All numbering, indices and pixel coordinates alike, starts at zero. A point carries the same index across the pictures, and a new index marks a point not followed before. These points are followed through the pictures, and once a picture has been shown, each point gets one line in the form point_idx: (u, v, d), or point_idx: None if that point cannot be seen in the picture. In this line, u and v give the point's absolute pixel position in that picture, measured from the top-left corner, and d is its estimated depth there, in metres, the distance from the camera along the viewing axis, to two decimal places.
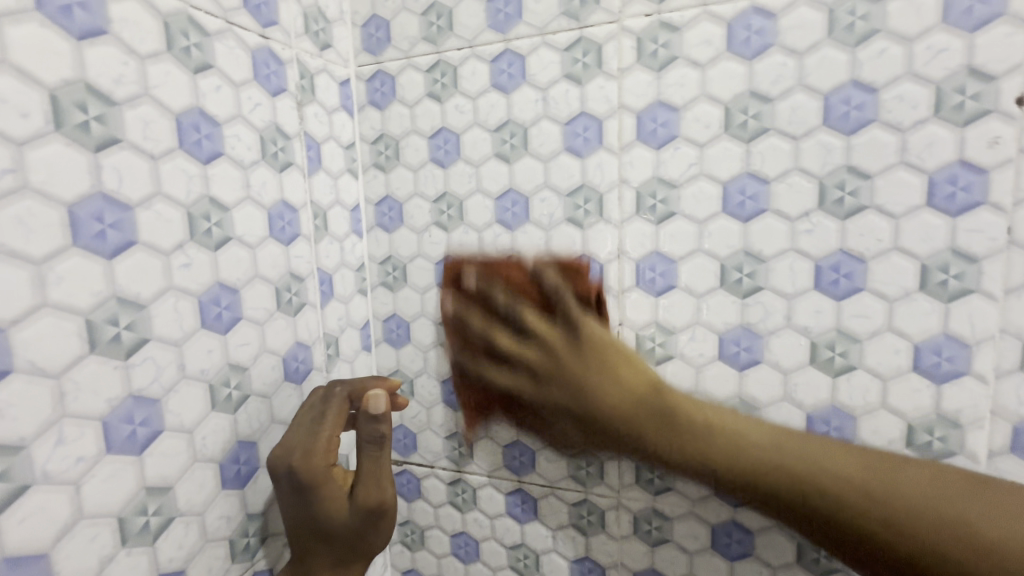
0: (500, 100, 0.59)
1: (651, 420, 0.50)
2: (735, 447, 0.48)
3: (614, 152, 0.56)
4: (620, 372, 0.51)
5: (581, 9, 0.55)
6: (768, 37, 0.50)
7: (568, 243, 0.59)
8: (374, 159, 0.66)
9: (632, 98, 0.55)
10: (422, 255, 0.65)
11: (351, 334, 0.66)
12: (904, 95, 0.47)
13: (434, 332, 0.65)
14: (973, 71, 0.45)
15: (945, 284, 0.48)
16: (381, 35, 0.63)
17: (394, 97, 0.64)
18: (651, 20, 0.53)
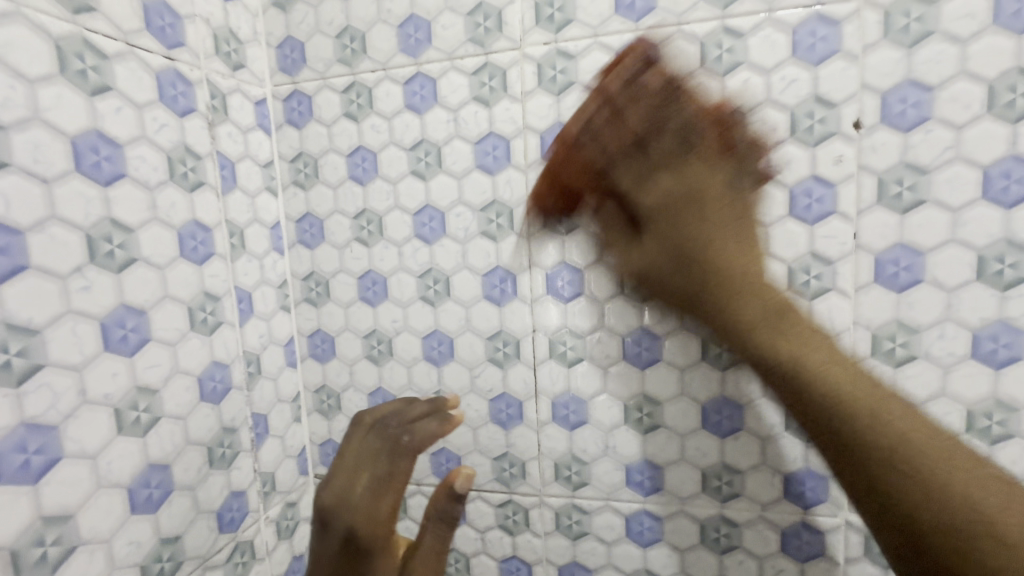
0: (413, 120, 0.65)
1: (729, 286, 0.42)
2: (751, 288, 0.42)
3: (522, 169, 0.62)
4: (764, 288, 0.42)
5: (485, 36, 0.61)
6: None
7: (484, 257, 0.65)
8: (293, 177, 0.70)
9: (535, 120, 0.61)
10: (343, 271, 0.70)
11: (273, 351, 0.70)
12: (767, 121, 0.56)
13: (361, 346, 0.71)
14: (819, 99, 0.54)
15: (807, 284, 0.57)
16: (296, 56, 0.68)
17: (311, 116, 0.68)
18: (550, 49, 0.60)
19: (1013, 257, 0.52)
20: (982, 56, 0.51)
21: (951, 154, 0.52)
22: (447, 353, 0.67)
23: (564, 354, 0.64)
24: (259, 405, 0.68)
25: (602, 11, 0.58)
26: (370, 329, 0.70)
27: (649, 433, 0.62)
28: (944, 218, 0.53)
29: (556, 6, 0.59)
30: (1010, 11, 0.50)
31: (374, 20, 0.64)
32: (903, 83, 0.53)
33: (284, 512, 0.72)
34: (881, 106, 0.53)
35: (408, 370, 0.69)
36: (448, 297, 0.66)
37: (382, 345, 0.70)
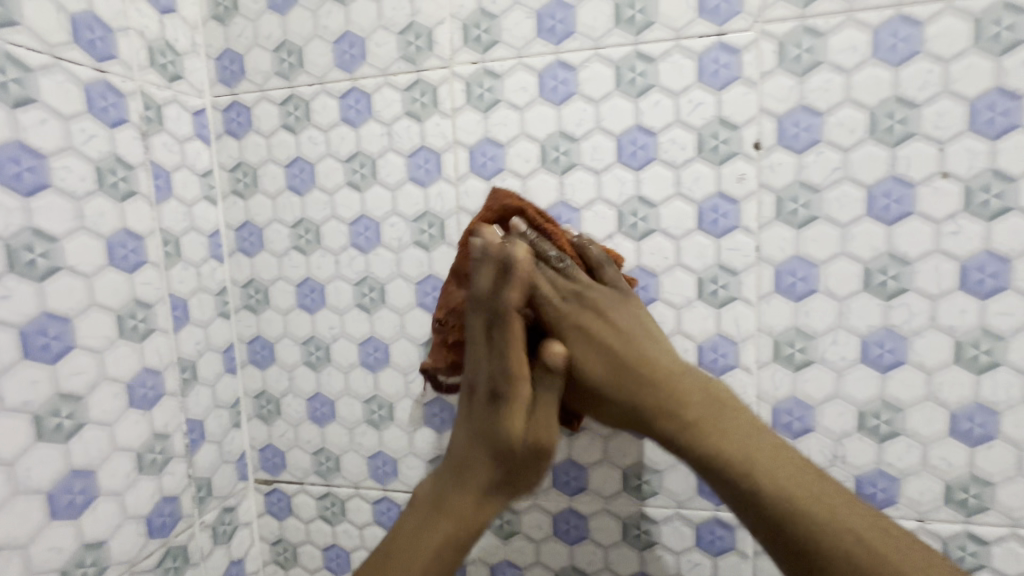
0: (349, 132, 0.74)
1: (644, 397, 0.57)
2: (660, 411, 0.56)
3: (452, 181, 0.72)
4: (686, 403, 0.55)
5: (416, 54, 0.71)
6: (571, 86, 0.68)
7: (417, 267, 0.74)
8: (233, 187, 0.79)
9: (463, 135, 0.71)
10: (282, 277, 0.79)
11: (210, 357, 0.76)
12: (675, 139, 0.67)
13: (298, 353, 0.79)
14: (723, 120, 0.65)
15: (716, 293, 0.68)
16: (235, 68, 0.77)
17: (250, 126, 0.77)
18: (477, 67, 0.70)
19: (894, 270, 0.64)
20: (865, 87, 0.62)
21: (795, 174, 0.65)
22: (383, 357, 0.76)
23: None
24: (195, 411, 0.73)
25: (526, 32, 0.68)
26: (308, 335, 0.79)
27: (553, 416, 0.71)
28: (835, 233, 0.65)
29: (483, 27, 0.69)
30: (888, 45, 0.61)
31: (311, 36, 0.74)
32: (758, 113, 0.65)
33: (222, 516, 0.78)
34: (778, 128, 0.65)
35: (345, 376, 0.78)
36: (382, 303, 0.75)
37: (320, 351, 0.78)
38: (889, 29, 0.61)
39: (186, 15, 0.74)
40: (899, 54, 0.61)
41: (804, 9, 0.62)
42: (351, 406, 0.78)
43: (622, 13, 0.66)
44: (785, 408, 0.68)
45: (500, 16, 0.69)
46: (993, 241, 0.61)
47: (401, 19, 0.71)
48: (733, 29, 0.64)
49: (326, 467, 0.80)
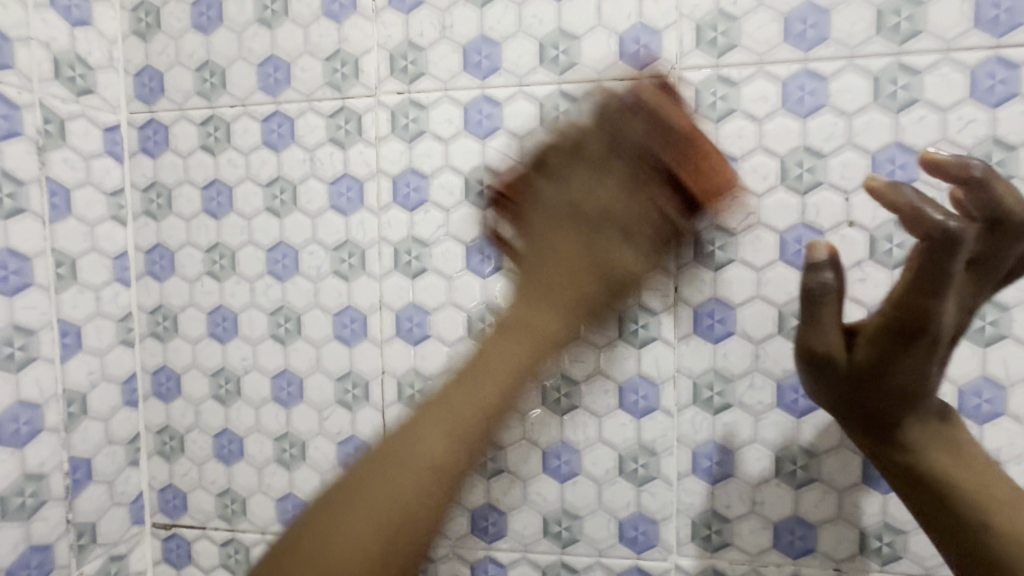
0: (270, 157, 0.55)
1: (977, 475, 0.40)
2: (1007, 497, 0.39)
3: (375, 212, 0.53)
4: (984, 470, 0.40)
5: (343, 81, 0.53)
6: (496, 121, 0.51)
7: (336, 297, 0.54)
8: (144, 207, 0.58)
9: (388, 164, 0.53)
10: (194, 305, 0.58)
11: (107, 390, 0.56)
12: (757, 167, 0.48)
13: (221, 414, 0.58)
14: (807, 148, 0.47)
15: (982, 330, 0.46)
16: (154, 85, 0.57)
17: (167, 146, 0.57)
18: (403, 97, 0.52)
19: None
20: (961, 125, 0.45)
21: (887, 215, 0.46)
22: (297, 395, 0.56)
23: (483, 465, 0.53)
24: (81, 448, 0.53)
25: (605, 54, 0.49)
26: (217, 367, 0.58)
27: (492, 478, 0.53)
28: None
29: (410, 57, 0.52)
30: (984, 85, 0.45)
31: (235, 58, 0.55)
32: (845, 148, 0.47)
33: (106, 566, 0.56)
34: (869, 166, 0.46)
35: (256, 412, 0.57)
36: (298, 335, 0.56)
37: (230, 384, 0.57)
38: (984, 69, 0.44)
39: (102, 29, 0.55)
40: (997, 95, 0.44)
41: (899, 45, 0.45)
42: (262, 443, 0.57)
43: (703, 35, 0.48)
44: (786, 526, 0.50)
45: (427, 48, 0.51)
46: (989, 363, 0.46)
47: (328, 46, 0.53)
48: (818, 58, 0.46)
49: (233, 560, 0.58)
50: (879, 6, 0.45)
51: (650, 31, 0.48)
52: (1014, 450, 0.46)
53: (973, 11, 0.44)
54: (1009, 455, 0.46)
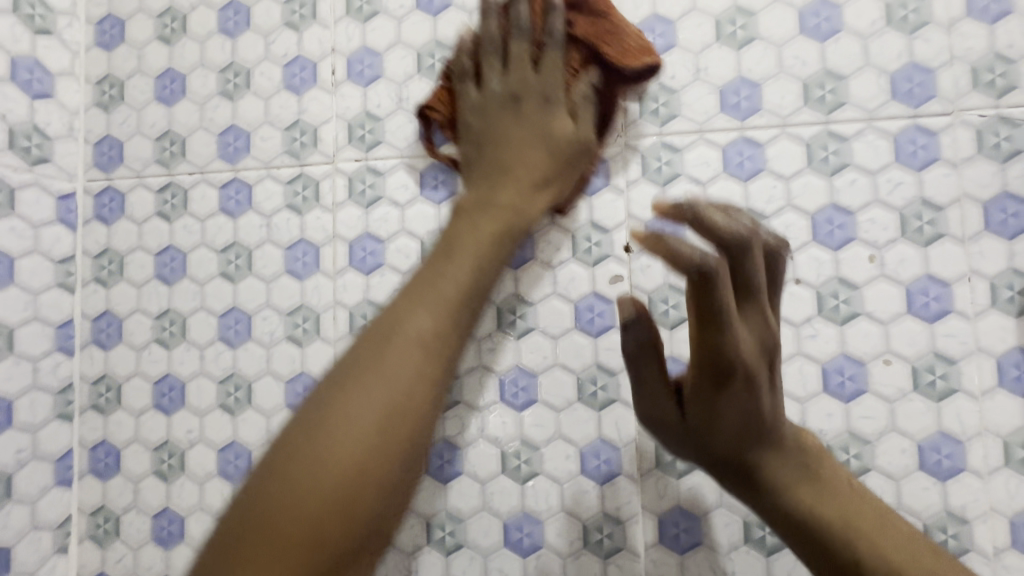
0: (226, 223, 0.55)
1: (842, 510, 0.37)
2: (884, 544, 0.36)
3: (330, 276, 0.53)
4: (854, 512, 0.37)
5: (302, 148, 0.54)
6: (452, 187, 0.52)
7: (288, 363, 0.53)
8: (94, 274, 0.56)
9: (345, 229, 0.53)
10: (139, 374, 0.55)
11: (37, 468, 0.52)
12: None
13: (163, 492, 0.54)
14: (750, 210, 0.49)
15: (933, 384, 0.46)
16: (113, 154, 0.57)
17: (123, 213, 0.57)
18: (360, 164, 0.53)
19: (856, 448, 0.47)
20: (891, 187, 0.48)
21: (831, 273, 0.48)
22: (245, 468, 0.53)
23: (442, 540, 0.50)
24: (1, 535, 0.50)
25: None
26: (161, 440, 0.54)
27: (451, 555, 0.50)
28: (789, 333, 0.48)
29: (367, 126, 0.53)
30: (907, 150, 0.47)
31: (195, 128, 0.56)
32: (785, 209, 0.49)
33: None
34: (810, 226, 0.48)
35: (199, 489, 0.54)
36: (248, 405, 0.53)
37: (173, 459, 0.54)
38: (905, 136, 0.47)
39: (65, 101, 0.56)
40: (920, 159, 0.47)
41: (827, 115, 0.48)
42: (204, 523, 0.53)
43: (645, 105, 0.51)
44: None
45: (384, 118, 0.53)
46: (944, 418, 0.46)
47: (288, 117, 0.55)
48: (754, 126, 0.49)
49: None
50: (805, 80, 0.49)
51: None
52: (979, 507, 0.45)
53: (890, 85, 0.48)
54: (975, 513, 0.45)
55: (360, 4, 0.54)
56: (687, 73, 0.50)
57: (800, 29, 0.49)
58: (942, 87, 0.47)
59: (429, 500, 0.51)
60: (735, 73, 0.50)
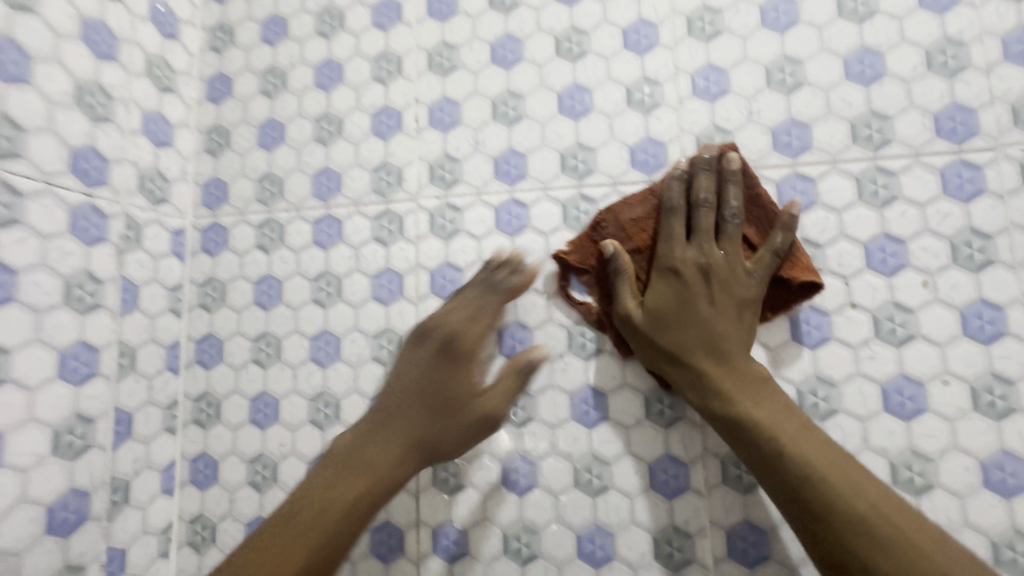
0: (319, 254, 0.61)
1: (776, 416, 0.46)
2: (803, 440, 0.45)
3: (413, 301, 0.58)
4: (786, 417, 0.46)
5: (388, 187, 0.60)
6: (524, 221, 0.57)
7: (374, 383, 0.58)
8: (199, 300, 0.63)
9: (427, 259, 0.58)
10: (238, 391, 0.61)
11: (148, 477, 0.57)
12: None
13: (257, 501, 0.59)
14: (805, 239, 0.53)
15: (993, 404, 0.48)
16: (219, 194, 0.64)
17: (226, 246, 0.63)
18: (440, 201, 0.59)
19: (919, 465, 0.49)
20: (940, 217, 0.51)
21: (886, 297, 0.51)
22: None
23: (518, 551, 0.53)
24: (119, 537, 0.54)
25: (618, 162, 0.57)
26: (256, 452, 0.59)
27: (527, 565, 0.53)
28: (848, 354, 0.51)
29: (447, 167, 0.59)
30: (954, 183, 0.51)
31: (293, 170, 0.63)
32: (839, 239, 0.52)
33: None
34: (863, 254, 0.52)
35: None
36: (336, 421, 0.58)
37: (267, 471, 0.59)
38: (952, 170, 0.51)
39: (180, 148, 0.64)
40: (967, 191, 0.51)
41: (875, 151, 0.52)
42: None
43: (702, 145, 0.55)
44: None
45: (461, 159, 0.59)
46: (1005, 437, 0.48)
47: (375, 159, 0.61)
48: (805, 163, 0.53)
49: None
50: (852, 120, 0.53)
51: (657, 143, 0.56)
52: None
53: (934, 124, 0.52)
54: None
55: (440, 61, 0.61)
56: (741, 116, 0.55)
57: (845, 75, 0.54)
58: (984, 125, 0.51)
59: (505, 512, 0.54)
60: (786, 115, 0.54)
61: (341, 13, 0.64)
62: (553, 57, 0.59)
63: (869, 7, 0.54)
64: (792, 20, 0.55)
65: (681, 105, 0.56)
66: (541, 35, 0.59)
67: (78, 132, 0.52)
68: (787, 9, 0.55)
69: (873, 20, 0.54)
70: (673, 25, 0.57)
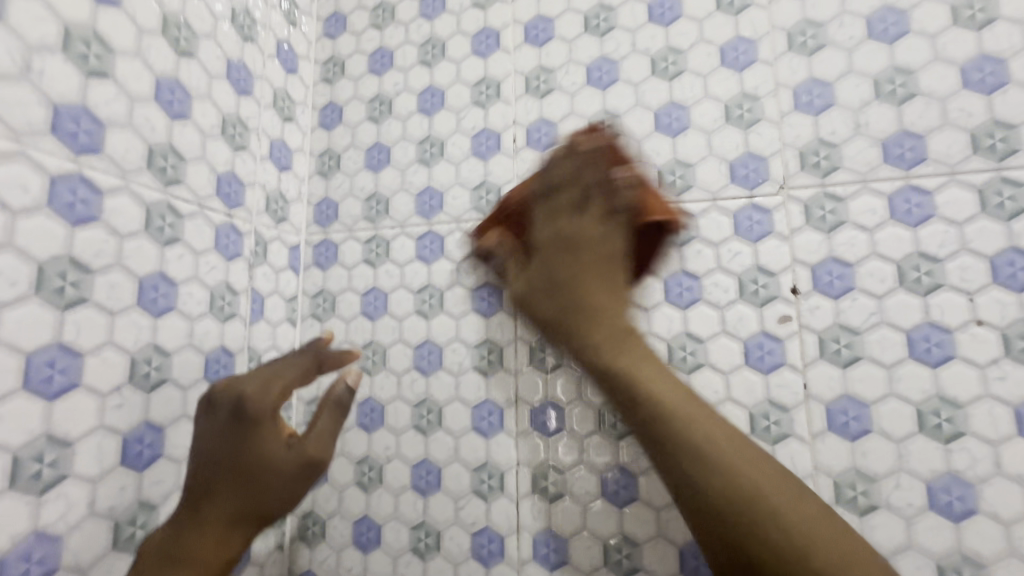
0: (422, 268, 0.65)
1: (665, 377, 0.47)
2: (693, 407, 0.46)
3: (512, 314, 0.61)
4: (657, 377, 0.47)
5: (487, 205, 0.63)
6: None
7: (475, 391, 0.60)
8: (311, 310, 0.68)
9: None
10: None
11: None
12: (874, 272, 0.52)
13: (364, 501, 0.62)
14: (922, 253, 0.51)
15: None
16: (331, 213, 0.70)
17: (336, 261, 0.68)
18: None
19: None
20: None
21: (1016, 314, 0.48)
22: (435, 483, 0.60)
23: (619, 562, 0.54)
24: None
25: (717, 177, 0.57)
26: (363, 454, 0.63)
27: None
28: (973, 374, 0.48)
29: None
30: None
31: (397, 190, 0.67)
32: (960, 253, 0.50)
33: None
34: (989, 268, 0.49)
35: (395, 499, 0.61)
36: (438, 427, 0.61)
37: (373, 472, 0.62)
38: None
39: (297, 171, 0.70)
40: None
41: (999, 162, 0.50)
42: (399, 532, 0.60)
43: (807, 159, 0.55)
44: None
45: None
46: None
47: (475, 178, 0.64)
48: (920, 175, 0.52)
49: None
50: (972, 130, 0.51)
51: (758, 158, 0.56)
52: None
53: None
54: None
55: (537, 84, 0.64)
56: (848, 128, 0.54)
57: (963, 84, 0.52)
58: None
59: (604, 523, 0.55)
60: (897, 126, 0.53)
61: (443, 43, 0.69)
62: (649, 77, 0.60)
63: (988, 13, 0.52)
64: (902, 30, 0.54)
65: (783, 120, 0.56)
66: (637, 56, 0.61)
67: (223, 159, 0.58)
68: (896, 19, 0.54)
69: (995, 26, 0.52)
70: (774, 41, 0.58)
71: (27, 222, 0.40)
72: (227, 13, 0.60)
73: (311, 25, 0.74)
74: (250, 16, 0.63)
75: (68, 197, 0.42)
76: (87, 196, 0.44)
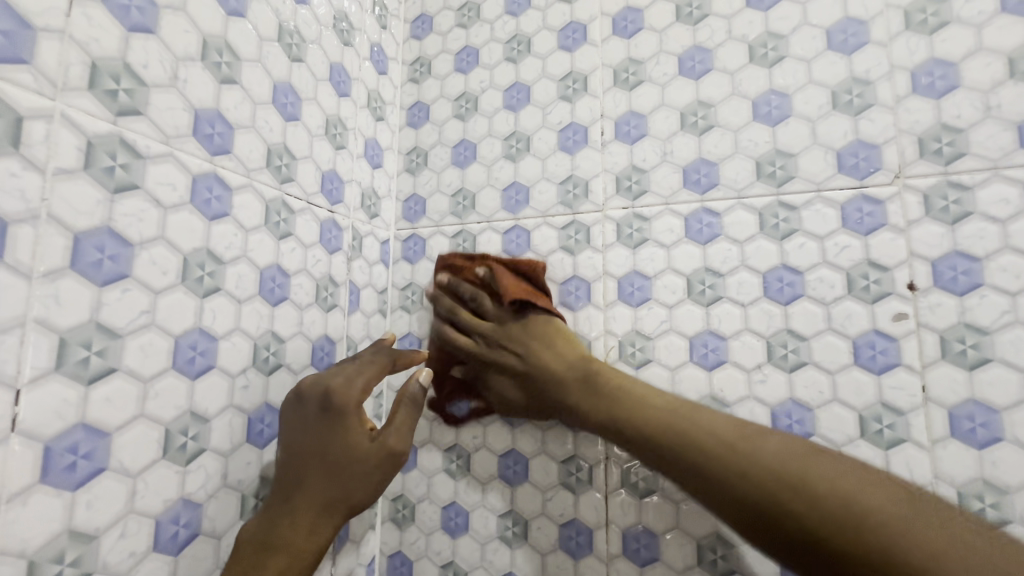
0: None
1: (682, 428, 0.48)
2: (736, 446, 0.45)
3: (600, 308, 0.60)
4: (683, 438, 0.47)
5: (574, 200, 0.63)
6: (716, 230, 0.57)
7: None
8: (400, 302, 0.70)
9: (614, 267, 0.60)
10: None
11: None
12: (1007, 267, 0.48)
13: (452, 488, 0.64)
14: None
15: None
16: (418, 209, 0.72)
17: (424, 255, 0.70)
18: (627, 211, 0.61)
19: None
20: None
21: None
22: (523, 474, 0.61)
23: (714, 563, 0.53)
24: None
25: (823, 167, 0.54)
26: (451, 442, 0.65)
27: None
28: None
29: (633, 178, 0.61)
30: None
31: (484, 185, 0.69)
32: None
33: None
34: None
35: (483, 488, 0.62)
36: (526, 418, 0.61)
37: (461, 460, 0.64)
38: None
39: (387, 169, 0.73)
40: None
41: None
42: (486, 519, 0.62)
43: (926, 146, 0.51)
44: None
45: (649, 170, 0.61)
46: None
47: (562, 173, 0.65)
48: None
49: None
50: None
51: (869, 146, 0.53)
52: None
53: None
54: None
55: (626, 76, 0.63)
56: (976, 112, 0.50)
57: None
58: None
59: (699, 523, 0.54)
60: None
61: (528, 39, 0.69)
62: (747, 65, 0.58)
63: None
64: None
65: (898, 105, 0.53)
66: (733, 44, 0.59)
67: (327, 158, 0.61)
68: None
69: None
70: (888, 20, 0.54)
71: (175, 217, 0.44)
72: (329, 20, 0.63)
73: (399, 28, 0.77)
74: (348, 21, 0.66)
75: (205, 195, 0.46)
76: (220, 194, 0.48)
